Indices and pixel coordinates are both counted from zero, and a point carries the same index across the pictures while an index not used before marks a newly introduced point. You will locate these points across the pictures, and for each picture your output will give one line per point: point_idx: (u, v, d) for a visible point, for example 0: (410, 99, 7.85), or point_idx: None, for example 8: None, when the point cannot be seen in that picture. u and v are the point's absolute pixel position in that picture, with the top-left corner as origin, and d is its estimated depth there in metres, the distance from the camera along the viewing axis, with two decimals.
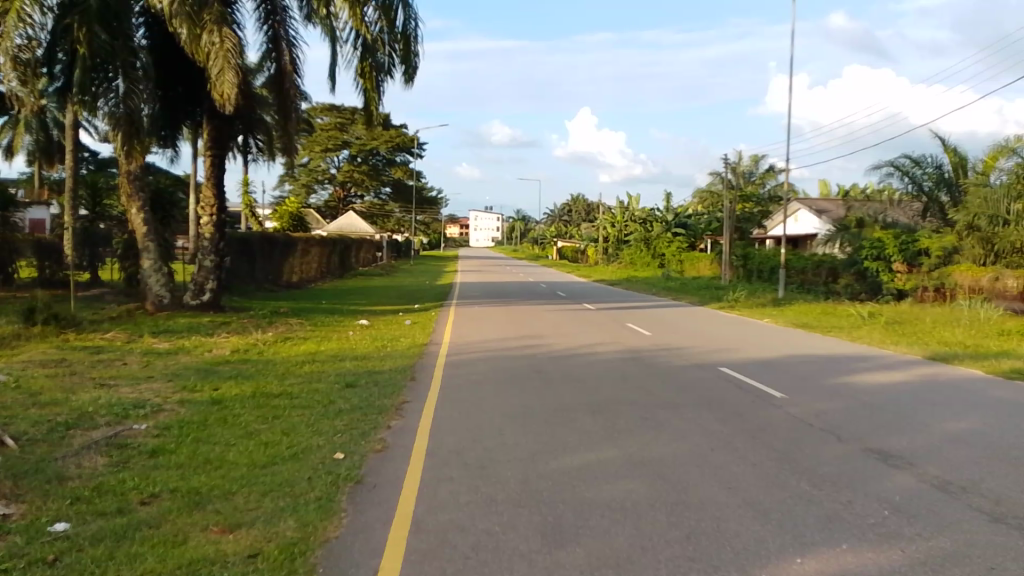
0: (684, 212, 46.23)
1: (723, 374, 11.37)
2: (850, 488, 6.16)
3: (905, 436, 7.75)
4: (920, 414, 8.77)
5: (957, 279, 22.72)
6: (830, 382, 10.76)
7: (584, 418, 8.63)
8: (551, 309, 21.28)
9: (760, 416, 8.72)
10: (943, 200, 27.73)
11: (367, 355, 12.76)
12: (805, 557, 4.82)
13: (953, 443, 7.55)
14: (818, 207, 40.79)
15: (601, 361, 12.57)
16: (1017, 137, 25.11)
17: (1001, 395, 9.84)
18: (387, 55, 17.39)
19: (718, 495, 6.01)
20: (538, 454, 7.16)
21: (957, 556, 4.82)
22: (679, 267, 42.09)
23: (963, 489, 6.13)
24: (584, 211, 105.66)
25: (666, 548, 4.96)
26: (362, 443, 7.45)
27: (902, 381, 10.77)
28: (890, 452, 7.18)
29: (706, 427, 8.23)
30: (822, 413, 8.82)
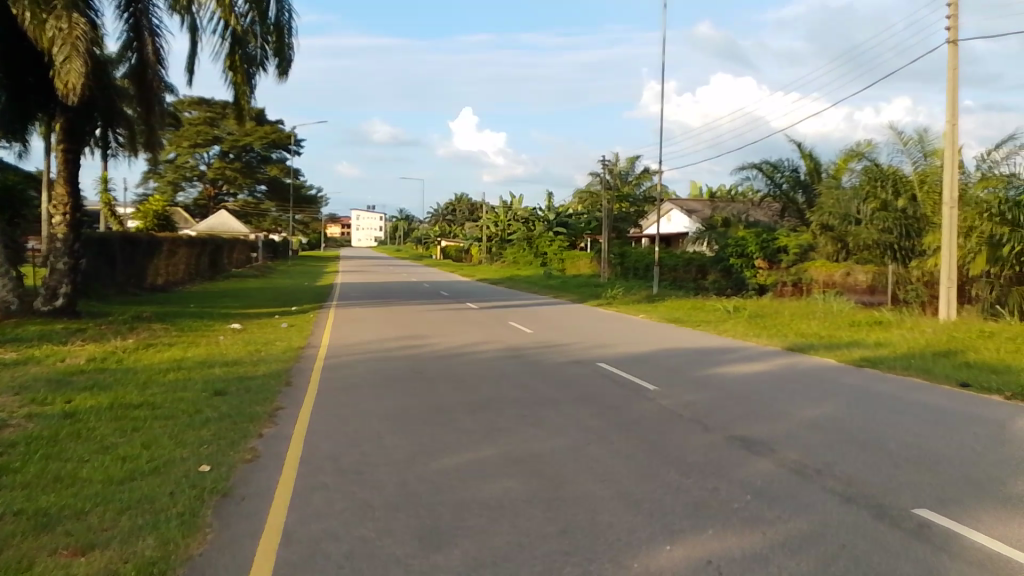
0: (565, 212, 47.20)
1: (599, 369, 11.68)
2: (716, 475, 6.45)
3: (765, 423, 8.23)
4: (781, 402, 9.34)
5: (812, 275, 24.53)
6: (699, 373, 11.29)
7: (463, 418, 8.61)
8: (432, 309, 21.15)
9: (634, 409, 9.00)
10: (799, 200, 29.68)
11: (238, 361, 12.21)
12: (674, 544, 5.01)
13: (808, 428, 8.08)
14: (688, 208, 42.84)
15: (481, 360, 12.60)
16: (866, 143, 26.83)
17: (851, 382, 10.64)
18: (258, 48, 16.81)
19: (593, 488, 6.15)
20: (415, 456, 7.08)
21: (812, 536, 5.14)
22: (559, 266, 42.90)
23: (817, 472, 6.57)
24: (468, 208, 106.05)
25: (543, 544, 5.01)
26: (231, 453, 7.11)
27: (763, 371, 11.45)
28: (752, 439, 7.61)
29: (582, 422, 8.42)
30: (691, 404, 9.22)
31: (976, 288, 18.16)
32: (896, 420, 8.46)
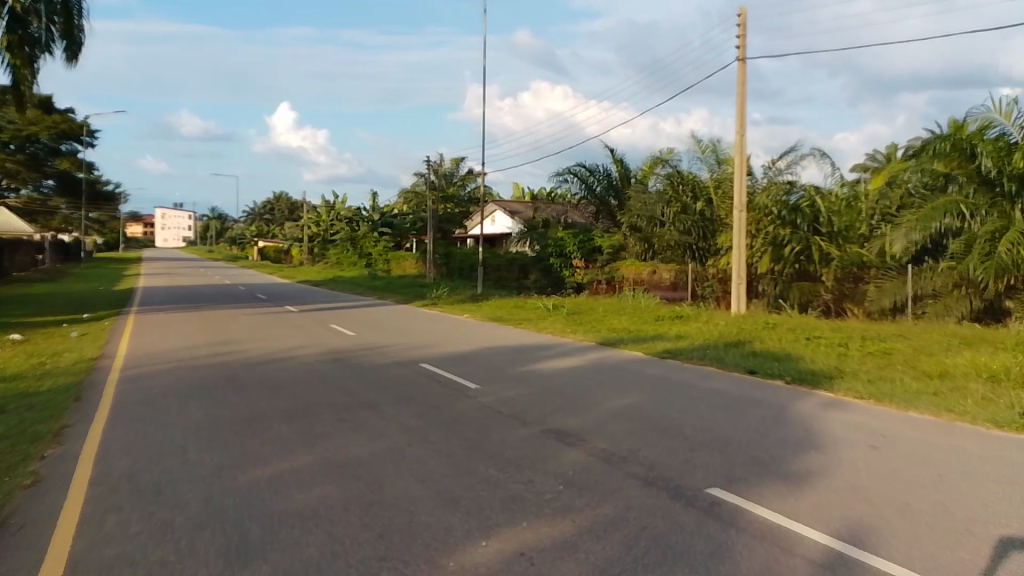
0: (390, 212, 46.68)
1: (422, 369, 11.68)
2: (531, 468, 6.67)
3: (578, 416, 8.63)
4: (593, 394, 9.84)
5: (623, 274, 26.24)
6: (517, 370, 11.62)
7: (278, 425, 8.27)
8: (246, 313, 20.12)
9: (455, 408, 9.08)
10: (612, 204, 31.15)
11: (18, 375, 10.90)
12: (489, 539, 5.12)
13: (616, 418, 8.57)
14: (510, 209, 43.93)
15: (299, 365, 12.17)
16: (669, 151, 28.52)
17: (655, 373, 11.43)
18: (42, 29, 15.31)
19: (412, 489, 6.15)
20: (224, 469, 6.71)
21: (617, 520, 5.46)
22: (384, 266, 42.44)
23: (624, 459, 6.99)
24: (289, 207, 102.05)
25: (358, 551, 4.93)
26: (6, 479, 6.34)
27: (577, 366, 12.00)
28: (565, 431, 7.95)
29: (402, 423, 8.37)
30: (510, 400, 9.47)
31: (763, 284, 20.09)
32: (693, 406, 9.19)
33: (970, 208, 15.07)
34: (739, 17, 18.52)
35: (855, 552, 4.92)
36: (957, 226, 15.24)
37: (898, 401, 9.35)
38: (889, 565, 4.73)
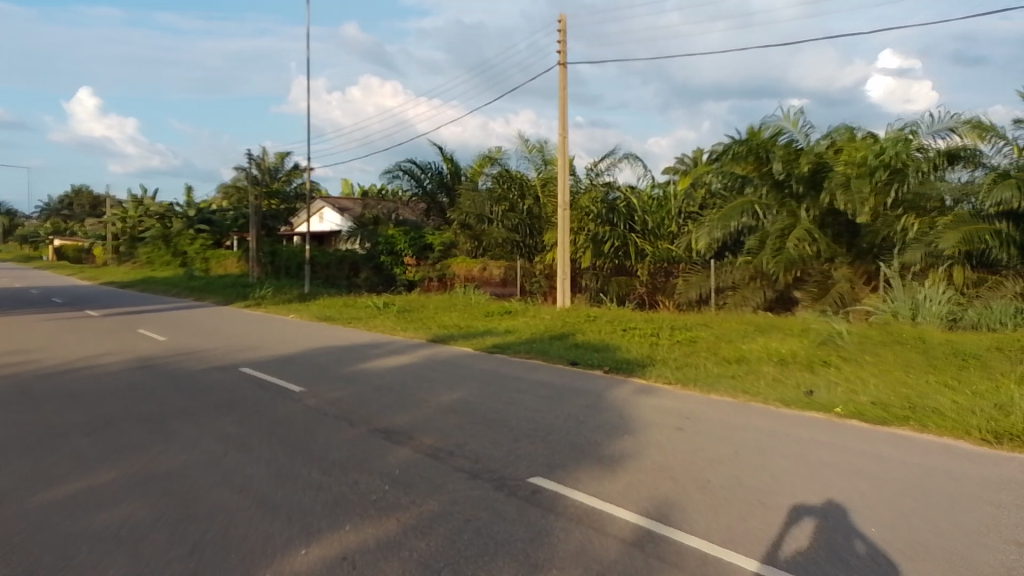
0: (208, 208, 44.03)
1: (243, 373, 11.14)
2: (356, 469, 6.58)
3: (406, 413, 8.62)
4: (421, 391, 9.86)
5: (455, 270, 26.45)
6: (346, 370, 11.39)
7: (77, 440, 7.56)
8: (40, 319, 18.19)
9: (278, 412, 8.76)
10: (442, 202, 30.90)
11: None
12: (310, 545, 4.99)
13: (445, 413, 8.66)
14: (339, 206, 42.91)
15: (103, 373, 11.19)
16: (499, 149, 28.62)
17: (483, 367, 11.65)
18: None
19: (229, 499, 5.86)
20: (9, 492, 6.04)
21: (442, 515, 5.52)
22: (203, 265, 39.96)
23: (450, 454, 7.07)
24: (92, 201, 93.32)
25: (165, 570, 4.63)
26: None
27: (407, 363, 11.97)
28: (393, 430, 7.91)
29: (221, 430, 7.94)
30: (336, 401, 9.27)
31: (585, 279, 20.81)
32: (519, 398, 9.47)
33: (763, 208, 16.64)
34: (560, 23, 19.25)
35: (661, 528, 5.30)
36: (752, 224, 16.76)
37: (702, 385, 10.17)
38: (691, 538, 5.14)
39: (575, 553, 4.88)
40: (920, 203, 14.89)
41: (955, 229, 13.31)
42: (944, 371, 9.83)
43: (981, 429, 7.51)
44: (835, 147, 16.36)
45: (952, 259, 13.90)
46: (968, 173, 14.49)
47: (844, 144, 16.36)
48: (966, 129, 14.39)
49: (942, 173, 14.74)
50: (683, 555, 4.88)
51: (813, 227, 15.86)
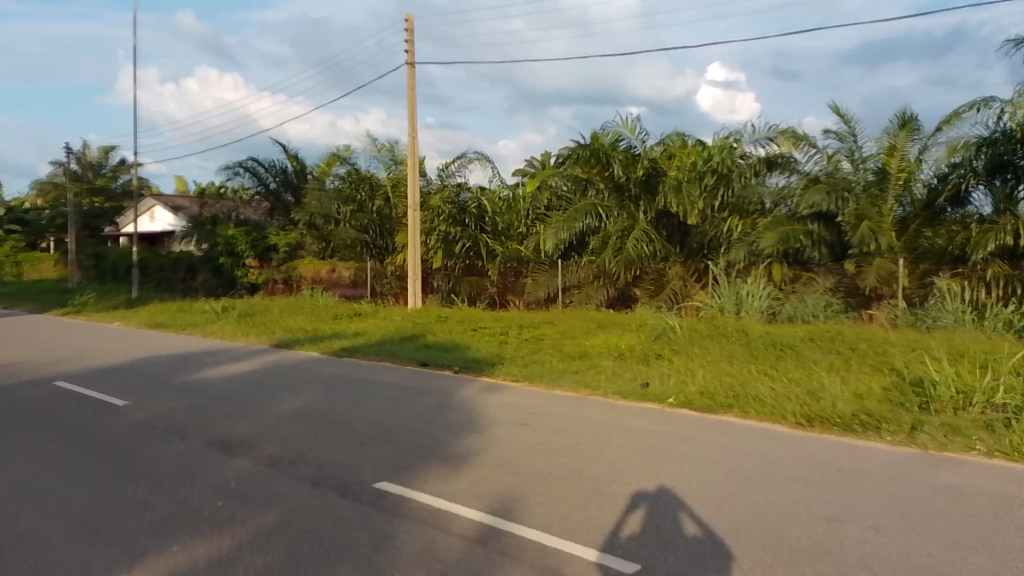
0: (20, 206, 40.15)
1: (60, 388, 10.20)
2: (188, 485, 6.22)
3: (245, 422, 8.24)
4: (263, 399, 9.47)
5: (302, 272, 25.73)
6: (179, 380, 10.72)
7: None
8: None
9: (100, 427, 8.10)
10: (288, 201, 29.43)
11: None
12: (132, 570, 4.66)
13: (287, 421, 8.36)
14: (174, 205, 40.40)
15: None
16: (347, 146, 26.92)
17: (330, 372, 11.36)
18: None
19: (40, 525, 5.35)
20: None
21: (280, 527, 5.33)
22: (14, 268, 36.30)
23: (291, 462, 6.83)
24: None
25: None
26: None
27: (247, 370, 11.45)
28: (231, 440, 7.55)
29: (32, 450, 7.23)
30: (168, 414, 8.70)
31: (436, 280, 20.90)
32: (365, 401, 9.31)
33: (604, 210, 17.24)
34: (406, 22, 19.14)
35: (504, 524, 5.39)
36: (595, 226, 17.32)
37: (547, 380, 10.49)
38: (533, 532, 5.27)
39: (418, 556, 4.87)
40: (744, 205, 15.98)
41: (774, 230, 14.56)
42: (763, 361, 10.72)
43: (795, 414, 8.23)
44: (668, 152, 17.42)
45: (771, 258, 14.90)
46: (785, 178, 15.48)
47: (676, 150, 17.50)
48: (782, 138, 15.50)
49: (761, 178, 15.75)
50: (525, 549, 4.99)
51: (650, 229, 16.81)
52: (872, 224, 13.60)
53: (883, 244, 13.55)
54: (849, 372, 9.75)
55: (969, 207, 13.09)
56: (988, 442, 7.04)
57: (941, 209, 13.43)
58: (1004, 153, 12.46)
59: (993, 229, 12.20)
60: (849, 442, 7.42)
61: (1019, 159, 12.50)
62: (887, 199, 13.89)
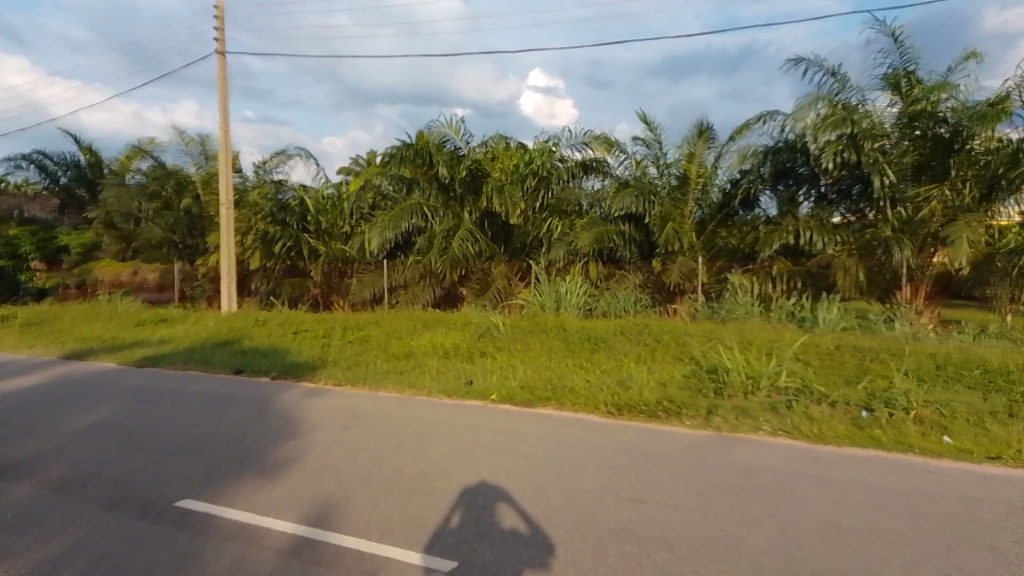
0: None
1: None
2: None
3: (27, 443, 7.42)
4: (50, 416, 8.57)
5: (98, 275, 23.96)
6: None
7: None
8: None
9: None
10: (81, 196, 26.33)
11: None
12: None
13: (79, 438, 7.63)
14: None
15: None
16: (151, 140, 23.88)
17: (131, 383, 10.49)
18: None
19: None
20: None
21: (67, 557, 4.86)
22: None
23: (83, 485, 6.25)
24: None
25: None
26: None
27: (31, 385, 10.30)
28: (9, 464, 6.77)
29: None
30: None
31: (255, 281, 20.48)
32: (172, 413, 8.71)
33: (430, 210, 17.18)
34: (216, 9, 18.06)
35: (320, 534, 5.27)
36: (421, 225, 17.27)
37: (370, 382, 10.37)
38: (350, 539, 5.18)
39: None
40: (562, 206, 16.69)
41: (590, 230, 15.32)
42: (578, 354, 11.28)
43: (606, 403, 8.73)
44: (491, 153, 17.54)
45: (588, 256, 15.68)
46: (598, 181, 16.53)
47: (499, 152, 17.62)
48: (596, 144, 16.29)
49: (579, 181, 16.73)
50: (342, 557, 4.91)
51: (475, 229, 16.92)
52: (675, 225, 14.75)
53: (685, 244, 14.74)
54: (654, 362, 10.52)
55: (757, 210, 14.33)
56: (773, 422, 7.85)
57: (734, 211, 14.66)
58: (786, 161, 13.66)
59: (777, 230, 13.40)
60: (655, 428, 7.98)
61: (799, 167, 13.68)
62: (687, 202, 15.10)
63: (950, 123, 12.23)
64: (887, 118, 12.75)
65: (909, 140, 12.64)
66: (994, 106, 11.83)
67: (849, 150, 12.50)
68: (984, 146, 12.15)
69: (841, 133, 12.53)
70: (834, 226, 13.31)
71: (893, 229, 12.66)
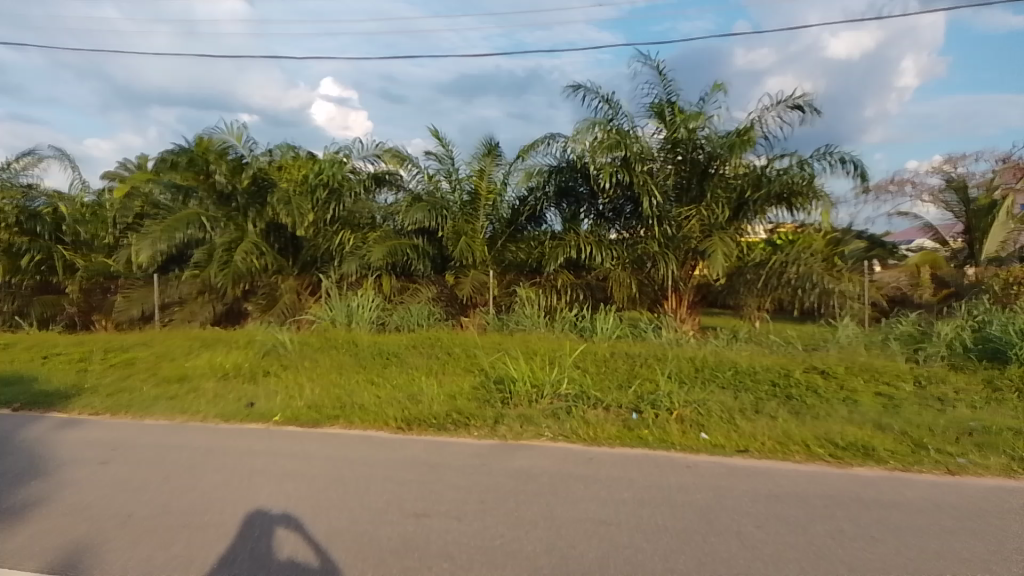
0: None
1: None
2: None
3: None
4: None
5: None
6: None
7: None
8: None
9: None
10: None
11: None
12: None
13: None
14: None
15: None
16: None
17: None
18: None
19: None
20: None
21: None
22: None
23: None
24: None
25: None
26: None
27: None
28: None
29: None
30: None
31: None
32: None
33: (210, 220, 16.15)
34: None
35: None
36: (200, 236, 16.19)
37: (136, 409, 9.48)
38: None
39: None
40: (355, 220, 16.10)
41: (383, 244, 14.99)
42: (369, 370, 11.11)
43: (396, 419, 8.67)
44: (277, 163, 16.79)
45: (380, 270, 15.47)
46: (392, 195, 16.26)
47: (287, 161, 16.86)
48: (388, 156, 16.16)
49: (371, 194, 16.27)
50: None
51: (260, 241, 16.07)
52: (467, 240, 14.94)
53: (478, 258, 15.01)
54: (443, 374, 10.64)
55: (543, 226, 15.04)
56: (555, 428, 8.25)
57: (521, 226, 15.28)
58: (567, 181, 14.44)
59: (561, 245, 14.10)
60: (443, 440, 8.07)
61: (579, 187, 14.48)
62: (478, 218, 15.26)
63: (705, 149, 13.59)
64: (654, 143, 13.84)
65: (672, 164, 13.86)
66: (740, 136, 13.40)
67: (622, 171, 13.47)
68: (732, 171, 13.67)
69: (614, 155, 13.48)
70: (610, 242, 14.24)
71: (660, 245, 13.79)
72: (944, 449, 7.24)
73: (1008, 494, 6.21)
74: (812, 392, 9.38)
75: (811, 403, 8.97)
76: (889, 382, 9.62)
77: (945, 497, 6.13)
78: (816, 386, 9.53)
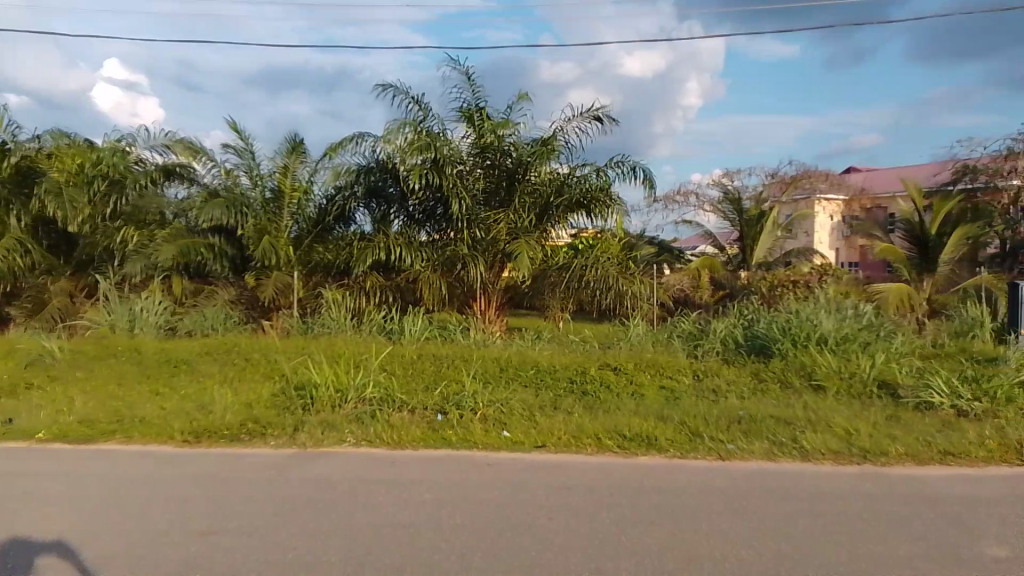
0: None
1: None
2: None
3: None
4: None
5: None
6: None
7: None
8: None
9: None
10: None
11: None
12: None
13: None
14: None
15: None
16: None
17: None
18: None
19: None
20: None
21: None
22: None
23: None
24: None
25: None
26: None
27: None
28: None
29: None
30: None
31: None
32: None
33: None
34: None
35: None
36: None
37: None
38: None
39: None
40: (139, 216, 14.72)
41: (172, 242, 13.89)
42: (155, 379, 10.29)
43: (182, 432, 8.04)
44: (46, 151, 14.98)
45: (169, 271, 14.51)
46: (183, 189, 14.94)
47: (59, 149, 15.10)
48: (179, 148, 14.85)
49: (159, 188, 14.91)
50: None
51: (25, 237, 14.46)
52: (270, 239, 14.20)
53: (281, 258, 14.34)
54: (239, 382, 10.05)
55: (352, 226, 14.64)
56: (357, 433, 8.04)
57: (329, 227, 14.77)
58: (377, 181, 14.20)
59: (369, 246, 13.80)
60: (235, 451, 7.60)
61: (389, 188, 14.28)
62: (283, 217, 14.64)
63: (512, 156, 13.96)
64: (463, 147, 14.00)
65: (481, 169, 14.10)
66: (545, 145, 13.93)
67: (432, 173, 13.43)
68: (537, 177, 14.05)
69: (425, 158, 13.46)
70: (420, 244, 14.13)
71: (468, 247, 13.92)
72: (717, 436, 7.92)
73: (767, 476, 6.92)
74: (605, 388, 9.93)
75: (603, 399, 9.49)
76: (671, 376, 10.41)
77: (714, 480, 6.72)
78: (609, 381, 10.09)
